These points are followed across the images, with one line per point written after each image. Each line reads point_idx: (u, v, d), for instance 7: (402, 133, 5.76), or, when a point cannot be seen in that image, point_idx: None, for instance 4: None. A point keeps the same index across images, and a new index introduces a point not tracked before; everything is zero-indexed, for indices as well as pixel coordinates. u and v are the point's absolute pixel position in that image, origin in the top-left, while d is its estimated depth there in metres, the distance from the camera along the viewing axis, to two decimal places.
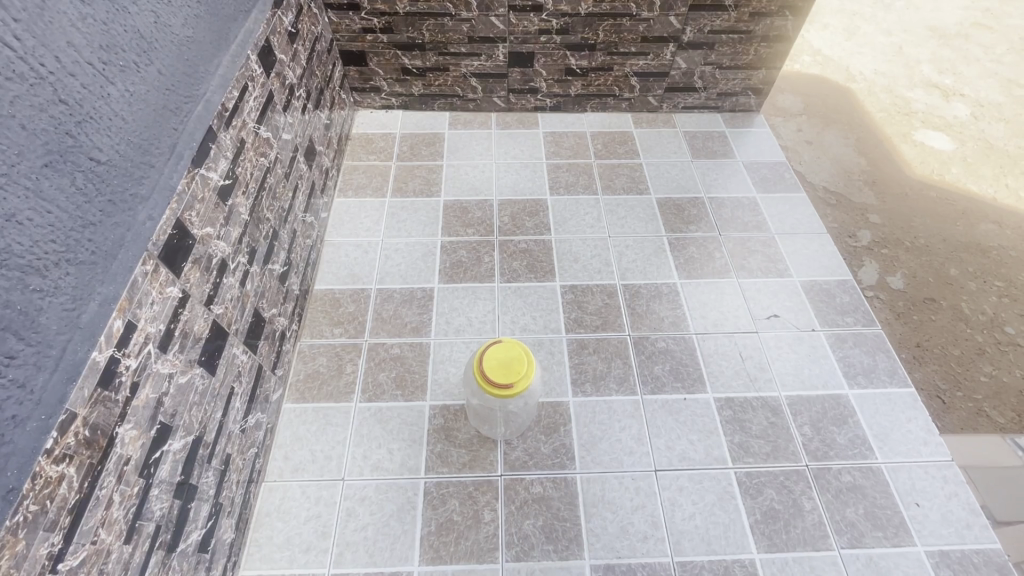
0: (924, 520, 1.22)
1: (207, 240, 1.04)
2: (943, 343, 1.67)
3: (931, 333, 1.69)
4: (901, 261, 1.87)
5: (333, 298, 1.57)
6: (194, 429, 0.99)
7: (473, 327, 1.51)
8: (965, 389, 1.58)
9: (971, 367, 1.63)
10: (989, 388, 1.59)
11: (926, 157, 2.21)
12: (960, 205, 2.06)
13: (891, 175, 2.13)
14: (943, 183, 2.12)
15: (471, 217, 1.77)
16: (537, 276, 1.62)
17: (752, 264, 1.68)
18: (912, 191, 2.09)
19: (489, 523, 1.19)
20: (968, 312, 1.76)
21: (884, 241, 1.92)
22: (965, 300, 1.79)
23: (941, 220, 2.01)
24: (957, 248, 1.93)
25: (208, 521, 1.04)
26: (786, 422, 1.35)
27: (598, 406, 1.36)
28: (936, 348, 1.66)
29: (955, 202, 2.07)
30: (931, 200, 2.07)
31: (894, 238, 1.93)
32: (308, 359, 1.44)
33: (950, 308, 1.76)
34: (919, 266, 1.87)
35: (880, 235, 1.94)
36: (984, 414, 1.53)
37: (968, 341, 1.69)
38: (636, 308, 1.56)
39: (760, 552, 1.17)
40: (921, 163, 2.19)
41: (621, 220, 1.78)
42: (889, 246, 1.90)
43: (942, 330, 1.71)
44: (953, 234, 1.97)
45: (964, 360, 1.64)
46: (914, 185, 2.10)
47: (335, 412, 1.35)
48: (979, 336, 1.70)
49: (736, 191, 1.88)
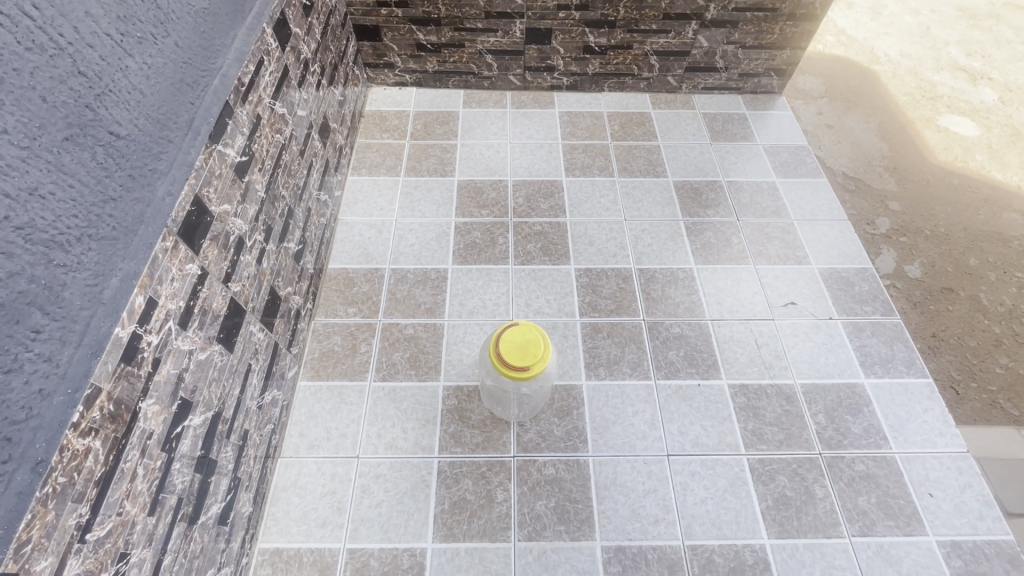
0: (937, 510, 1.21)
1: (225, 217, 1.03)
2: (960, 333, 1.65)
3: (947, 323, 1.67)
4: (920, 250, 1.84)
5: (347, 277, 1.57)
6: (213, 404, 1.00)
7: (487, 308, 1.51)
8: (980, 380, 1.57)
9: (988, 358, 1.62)
10: (1005, 380, 1.58)
11: (949, 142, 2.16)
12: (984, 193, 2.01)
13: (913, 161, 2.08)
14: (965, 171, 2.07)
15: (485, 197, 1.75)
16: (552, 259, 1.61)
17: (771, 250, 1.65)
18: (935, 179, 2.04)
19: (502, 503, 1.20)
20: (986, 303, 1.73)
21: (903, 229, 1.89)
22: (984, 291, 1.76)
23: (962, 209, 1.96)
24: (978, 238, 1.89)
25: (228, 495, 1.05)
26: (801, 410, 1.34)
27: (612, 389, 1.36)
28: (952, 339, 1.64)
29: (978, 190, 2.02)
30: (953, 187, 2.02)
31: (914, 226, 1.90)
32: (323, 337, 1.45)
33: (967, 299, 1.73)
34: (938, 255, 1.83)
35: (899, 222, 1.90)
36: (998, 406, 1.52)
37: (985, 332, 1.67)
38: (651, 293, 1.54)
39: (770, 537, 1.17)
40: (944, 149, 2.14)
41: (637, 204, 1.75)
42: (908, 234, 1.87)
43: (958, 320, 1.68)
44: (973, 224, 1.93)
45: (979, 351, 1.63)
46: (935, 171, 2.06)
47: (349, 390, 1.36)
48: (996, 328, 1.68)
49: (755, 175, 1.85)
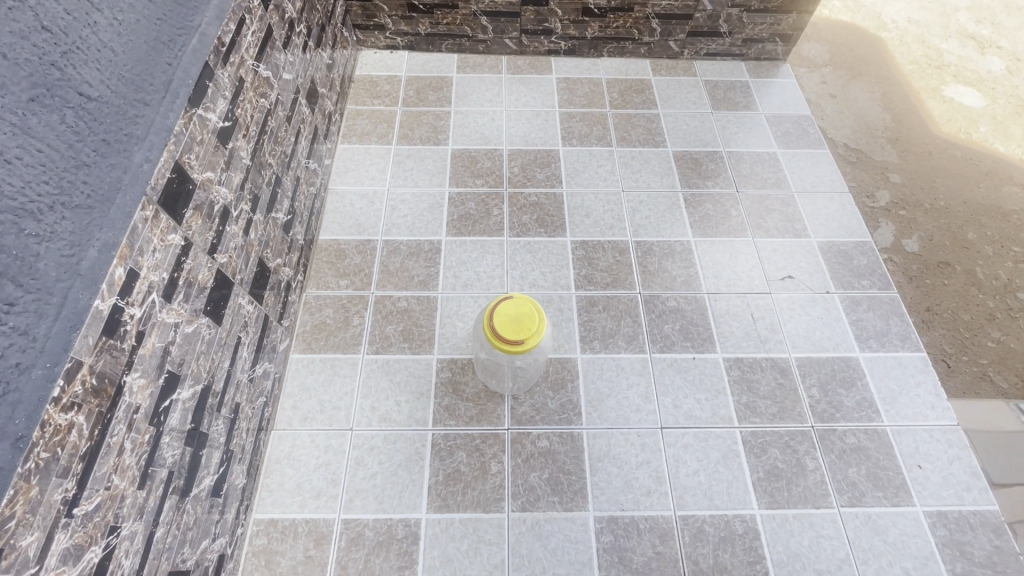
0: (925, 481, 1.22)
1: (208, 185, 1.00)
2: (954, 307, 1.65)
3: (942, 297, 1.67)
4: (918, 223, 1.82)
5: (339, 249, 1.54)
6: (202, 378, 0.98)
7: (481, 281, 1.48)
8: (971, 353, 1.57)
9: (980, 332, 1.62)
10: (996, 353, 1.58)
11: (953, 113, 2.11)
12: (985, 166, 1.97)
13: (916, 133, 2.04)
14: (967, 143, 2.03)
15: (480, 167, 1.71)
16: (548, 230, 1.58)
17: (770, 223, 1.62)
18: (936, 150, 2.00)
19: (496, 475, 1.21)
20: (981, 277, 1.73)
21: (903, 202, 1.86)
22: (980, 265, 1.75)
23: (963, 183, 1.93)
24: (978, 211, 1.87)
25: (221, 467, 1.04)
26: (795, 383, 1.34)
27: (606, 362, 1.36)
28: (947, 312, 1.63)
29: (980, 162, 1.98)
30: (954, 159, 1.99)
31: (913, 199, 1.87)
32: (315, 310, 1.43)
33: (963, 273, 1.73)
34: (936, 229, 1.82)
35: (899, 195, 1.88)
36: (987, 379, 1.53)
37: (979, 306, 1.67)
38: (648, 266, 1.52)
39: (761, 507, 1.18)
40: (948, 121, 2.09)
41: (636, 175, 1.71)
42: (908, 207, 1.85)
43: (953, 294, 1.68)
44: (973, 197, 1.90)
45: (972, 325, 1.63)
46: (937, 143, 2.02)
47: (342, 363, 1.35)
48: (990, 302, 1.68)
49: (756, 146, 1.81)
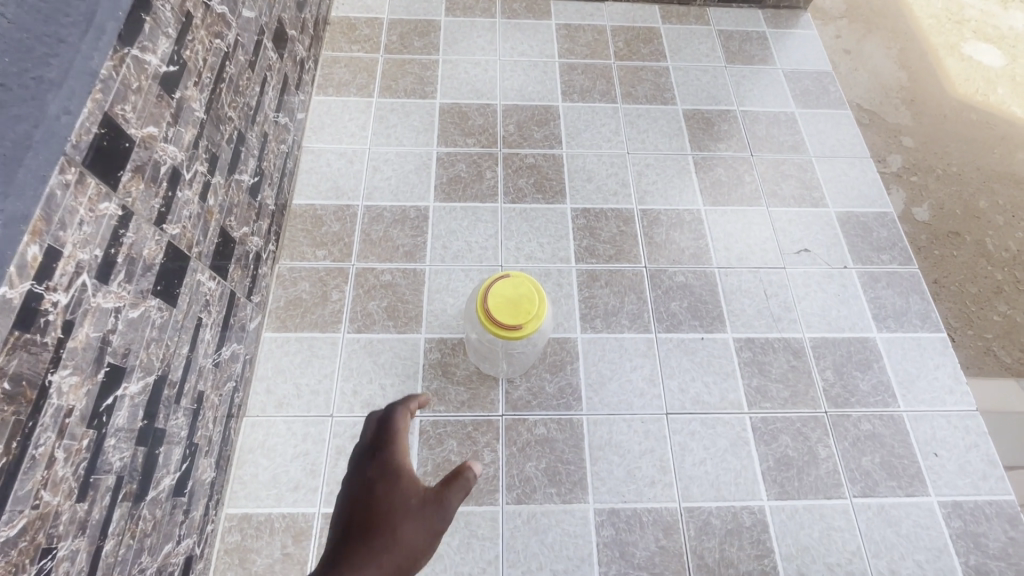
0: (941, 470, 1.16)
1: (151, 142, 0.84)
2: (961, 280, 1.58)
3: (949, 269, 1.59)
4: (929, 191, 1.72)
5: (315, 215, 1.39)
6: (155, 368, 0.86)
7: (473, 253, 1.35)
8: (975, 328, 1.52)
9: (986, 305, 1.55)
10: (1002, 328, 1.53)
11: (971, 73, 1.96)
12: (1002, 130, 1.85)
13: (931, 93, 1.90)
14: (984, 105, 1.90)
15: (472, 124, 1.54)
16: (546, 197, 1.44)
17: (786, 190, 1.50)
18: (951, 113, 1.87)
19: (489, 465, 1.12)
20: (991, 248, 1.64)
21: (913, 168, 1.76)
22: (990, 235, 1.66)
23: (977, 148, 1.81)
24: (992, 178, 1.76)
25: (183, 464, 0.94)
26: (808, 365, 1.26)
27: (609, 343, 1.26)
28: (952, 285, 1.57)
29: (996, 126, 1.86)
30: (971, 123, 1.86)
31: (925, 164, 1.76)
32: (289, 284, 1.29)
33: (972, 244, 1.64)
34: (947, 196, 1.72)
35: (910, 161, 1.77)
36: (990, 354, 1.48)
37: (987, 279, 1.59)
38: (654, 237, 1.40)
39: (770, 498, 1.12)
40: (965, 81, 1.95)
41: (642, 135, 1.56)
42: (919, 174, 1.74)
43: (960, 266, 1.60)
44: (987, 163, 1.79)
45: (979, 298, 1.56)
46: (953, 105, 1.89)
47: (320, 343, 1.23)
48: (998, 274, 1.60)
49: (773, 105, 1.66)
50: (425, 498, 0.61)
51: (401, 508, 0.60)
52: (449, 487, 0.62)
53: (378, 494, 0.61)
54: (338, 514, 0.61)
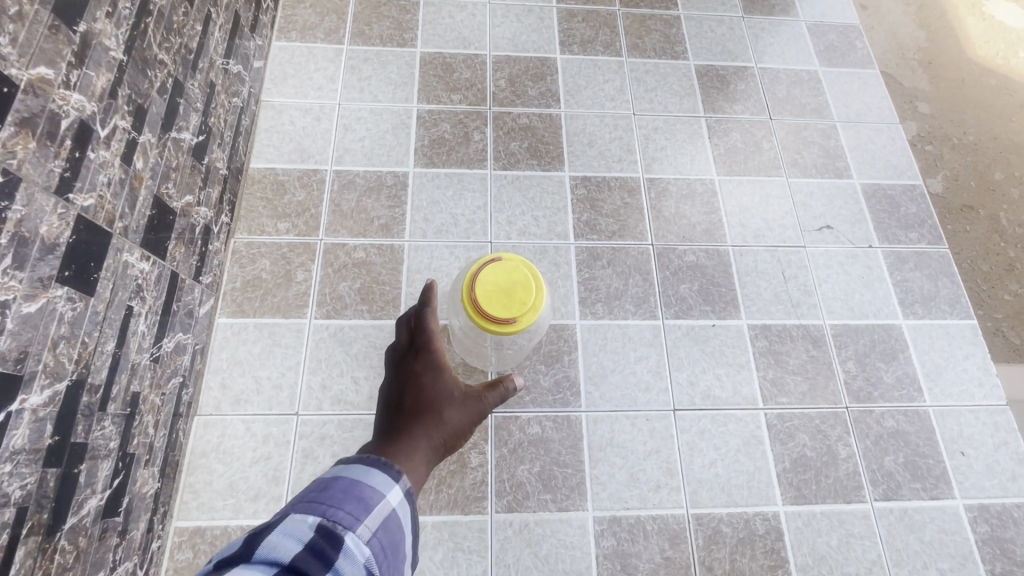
0: (967, 471, 1.07)
1: (45, 89, 0.65)
2: (971, 258, 1.49)
3: (957, 247, 1.50)
4: (942, 163, 1.60)
5: (277, 181, 1.21)
6: (68, 372, 0.70)
7: (458, 227, 1.19)
8: (984, 308, 1.45)
9: (997, 284, 1.46)
10: (1011, 309, 1.44)
11: (993, 35, 1.77)
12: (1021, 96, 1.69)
13: (949, 55, 1.74)
14: (1007, 67, 1.73)
15: (457, 78, 1.35)
16: (542, 163, 1.27)
17: (808, 160, 1.35)
18: (970, 77, 1.71)
19: (476, 470, 1.00)
20: (1006, 224, 1.53)
21: (926, 137, 1.63)
22: (1005, 210, 1.54)
23: (997, 114, 1.67)
24: (1009, 149, 1.62)
25: (114, 480, 0.80)
26: (829, 356, 1.14)
27: (611, 331, 1.12)
28: (961, 263, 1.49)
29: (1016, 92, 1.70)
30: (989, 89, 1.70)
31: (940, 133, 1.63)
32: (247, 261, 1.13)
33: (985, 220, 1.53)
34: (963, 168, 1.59)
35: (924, 130, 1.64)
36: (999, 334, 1.42)
37: (999, 256, 1.49)
38: (662, 211, 1.25)
39: (786, 503, 1.02)
40: (983, 42, 1.76)
41: (650, 94, 1.39)
42: (931, 144, 1.62)
43: (970, 243, 1.51)
44: (1005, 132, 1.64)
45: (989, 277, 1.47)
46: (970, 70, 1.72)
47: (283, 331, 1.08)
48: (1011, 252, 1.50)
49: (794, 62, 1.48)
50: (466, 393, 0.82)
51: (448, 397, 0.81)
52: (490, 391, 0.83)
53: (428, 386, 0.81)
54: (394, 391, 0.82)
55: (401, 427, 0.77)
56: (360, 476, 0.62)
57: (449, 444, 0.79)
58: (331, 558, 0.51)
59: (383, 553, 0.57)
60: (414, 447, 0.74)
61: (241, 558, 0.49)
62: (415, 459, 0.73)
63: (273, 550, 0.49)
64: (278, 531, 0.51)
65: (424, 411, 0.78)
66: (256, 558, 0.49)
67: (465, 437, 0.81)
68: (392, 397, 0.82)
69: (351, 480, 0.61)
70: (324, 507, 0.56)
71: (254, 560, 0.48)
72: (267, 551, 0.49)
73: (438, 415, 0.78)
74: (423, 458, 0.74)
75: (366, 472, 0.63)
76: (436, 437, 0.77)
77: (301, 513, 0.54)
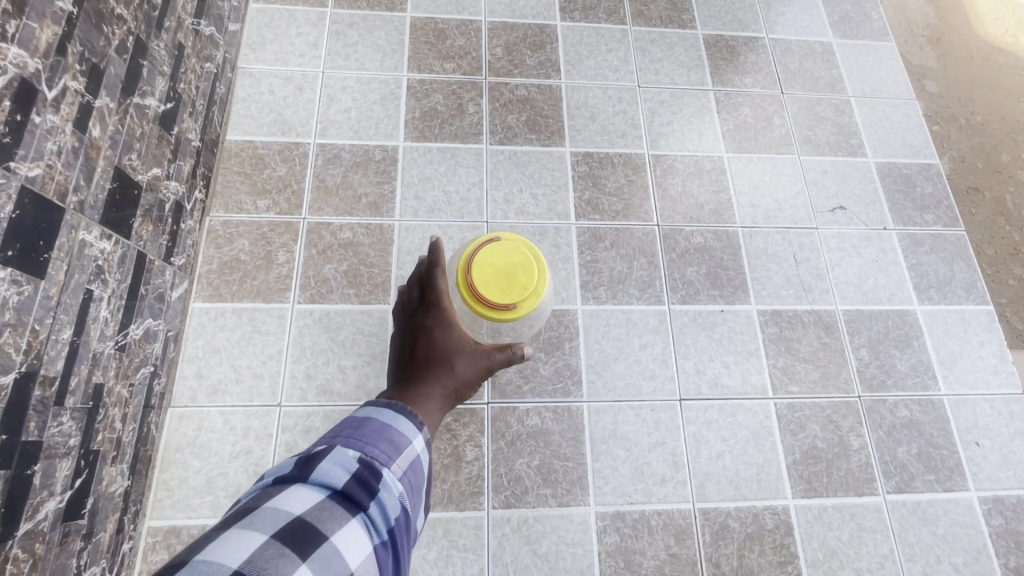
0: (982, 462, 1.03)
1: None
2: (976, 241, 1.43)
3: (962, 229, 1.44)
4: (948, 142, 1.53)
5: (255, 154, 1.12)
6: (14, 364, 0.62)
7: (452, 205, 1.11)
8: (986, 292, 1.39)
9: (1000, 269, 1.41)
10: (1015, 293, 1.39)
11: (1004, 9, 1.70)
12: None
13: (958, 31, 1.66)
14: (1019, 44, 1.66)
15: (450, 45, 1.26)
16: (542, 138, 1.19)
17: (821, 136, 1.28)
18: (979, 55, 1.64)
19: (472, 464, 0.94)
20: (1011, 207, 1.47)
21: (933, 116, 1.56)
22: (1010, 193, 1.49)
23: (1006, 93, 1.60)
24: (1016, 130, 1.56)
25: (76, 480, 0.73)
26: (841, 343, 1.09)
27: (615, 316, 1.06)
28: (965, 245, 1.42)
29: None
30: (997, 67, 1.63)
31: (947, 112, 1.56)
32: (224, 241, 1.04)
33: (991, 202, 1.47)
34: (969, 149, 1.53)
35: (930, 108, 1.57)
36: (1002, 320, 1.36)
37: (1003, 239, 1.43)
38: (668, 189, 1.18)
39: (796, 497, 0.97)
40: (993, 17, 1.69)
41: (655, 65, 1.30)
42: (937, 123, 1.55)
43: (975, 225, 1.44)
44: (1013, 112, 1.58)
45: (993, 261, 1.41)
46: (979, 47, 1.65)
47: (264, 316, 1.00)
48: (1016, 235, 1.44)
49: (807, 32, 1.40)
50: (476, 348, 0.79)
51: (458, 351, 0.78)
52: (501, 349, 0.81)
53: (438, 339, 0.78)
54: (406, 344, 0.80)
55: (413, 379, 0.76)
56: (396, 416, 0.64)
57: (460, 395, 0.78)
58: (373, 490, 0.55)
59: (417, 487, 0.60)
60: (425, 398, 0.74)
61: (298, 479, 0.53)
62: (426, 409, 0.73)
63: (324, 476, 0.54)
64: (329, 459, 0.55)
65: (435, 364, 0.77)
66: (311, 481, 0.53)
67: (475, 388, 0.80)
68: (405, 349, 0.80)
69: (388, 418, 0.63)
70: (364, 442, 0.58)
71: (310, 483, 0.53)
72: (320, 476, 0.53)
73: (449, 368, 0.77)
74: (435, 408, 0.74)
75: (399, 412, 0.64)
76: (446, 389, 0.76)
77: (346, 445, 0.57)
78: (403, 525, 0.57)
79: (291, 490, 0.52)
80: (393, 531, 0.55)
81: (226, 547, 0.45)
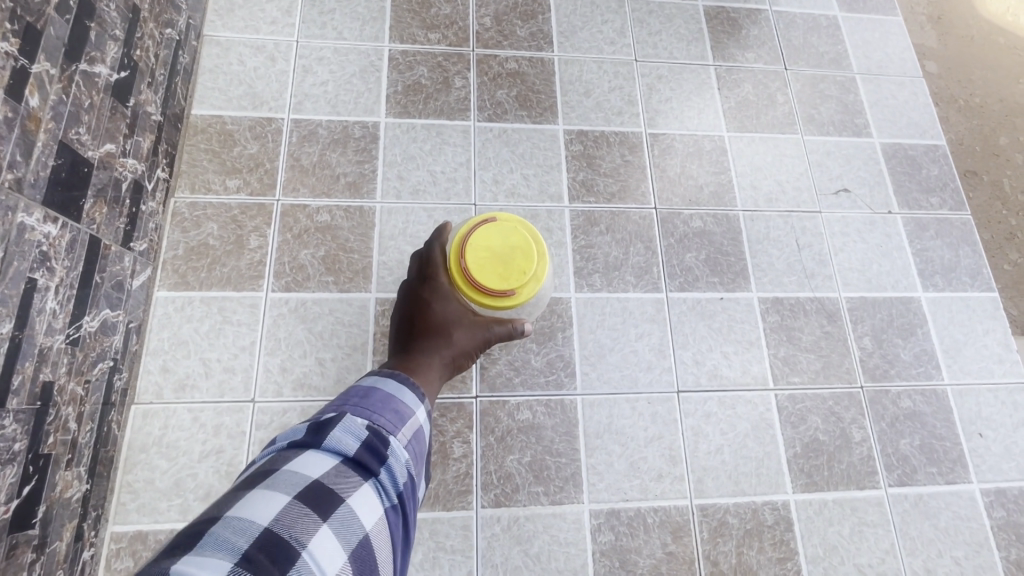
0: (985, 454, 1.00)
1: None
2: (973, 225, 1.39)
3: None
4: (947, 124, 1.48)
5: (223, 130, 1.03)
6: None
7: (437, 186, 1.04)
8: None
9: (996, 254, 1.37)
10: (1011, 278, 1.35)
11: None
12: None
13: (961, 7, 1.60)
14: (1021, 23, 1.61)
15: (435, 13, 1.17)
16: (533, 115, 1.12)
17: (825, 116, 1.22)
18: (980, 34, 1.58)
19: (460, 461, 0.89)
20: (1008, 191, 1.43)
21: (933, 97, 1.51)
22: (1008, 176, 1.45)
23: (1005, 75, 1.55)
24: (1016, 113, 1.51)
25: (23, 487, 0.66)
26: (844, 332, 1.05)
27: (610, 305, 1.01)
28: None
29: None
30: (998, 47, 1.57)
31: (947, 93, 1.51)
32: (190, 225, 0.97)
33: (989, 186, 1.43)
34: (968, 131, 1.48)
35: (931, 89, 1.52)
36: None
37: (1000, 223, 1.39)
38: (666, 170, 1.12)
39: (796, 492, 0.94)
40: None
41: (653, 38, 1.23)
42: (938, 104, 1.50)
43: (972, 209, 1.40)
44: (1012, 95, 1.53)
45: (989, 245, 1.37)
46: (979, 26, 1.59)
47: (235, 306, 0.93)
48: (1013, 220, 1.40)
49: (812, 5, 1.33)
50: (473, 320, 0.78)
51: (454, 322, 0.78)
52: (502, 320, 0.79)
53: (434, 310, 0.78)
54: (407, 313, 0.81)
55: (413, 347, 0.78)
56: (399, 386, 0.65)
57: (458, 364, 0.79)
58: (384, 456, 0.56)
59: (420, 455, 0.62)
60: (423, 368, 0.76)
61: (311, 445, 0.55)
62: (424, 379, 0.75)
63: (337, 442, 0.55)
64: (340, 427, 0.56)
65: (432, 334, 0.78)
66: (324, 447, 0.55)
67: (476, 358, 0.80)
68: (406, 318, 0.81)
69: (392, 388, 0.65)
70: (372, 410, 0.61)
71: (323, 448, 0.54)
72: (333, 443, 0.55)
73: (445, 339, 0.77)
74: (433, 377, 0.76)
75: (402, 384, 0.66)
76: (444, 359, 0.77)
77: (355, 413, 0.59)
78: (411, 490, 0.58)
79: (306, 455, 0.53)
80: (402, 496, 0.56)
81: (251, 508, 0.46)
